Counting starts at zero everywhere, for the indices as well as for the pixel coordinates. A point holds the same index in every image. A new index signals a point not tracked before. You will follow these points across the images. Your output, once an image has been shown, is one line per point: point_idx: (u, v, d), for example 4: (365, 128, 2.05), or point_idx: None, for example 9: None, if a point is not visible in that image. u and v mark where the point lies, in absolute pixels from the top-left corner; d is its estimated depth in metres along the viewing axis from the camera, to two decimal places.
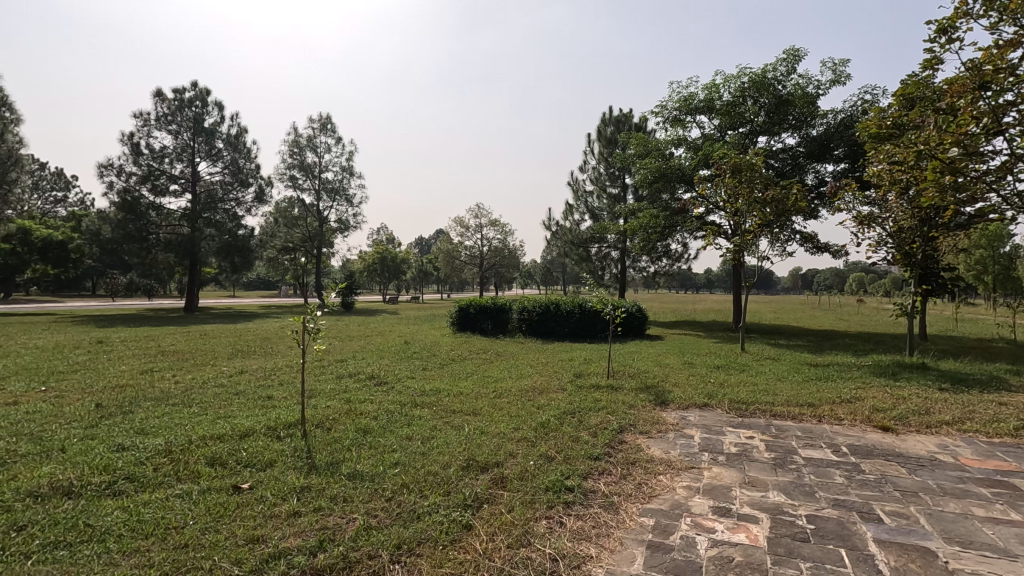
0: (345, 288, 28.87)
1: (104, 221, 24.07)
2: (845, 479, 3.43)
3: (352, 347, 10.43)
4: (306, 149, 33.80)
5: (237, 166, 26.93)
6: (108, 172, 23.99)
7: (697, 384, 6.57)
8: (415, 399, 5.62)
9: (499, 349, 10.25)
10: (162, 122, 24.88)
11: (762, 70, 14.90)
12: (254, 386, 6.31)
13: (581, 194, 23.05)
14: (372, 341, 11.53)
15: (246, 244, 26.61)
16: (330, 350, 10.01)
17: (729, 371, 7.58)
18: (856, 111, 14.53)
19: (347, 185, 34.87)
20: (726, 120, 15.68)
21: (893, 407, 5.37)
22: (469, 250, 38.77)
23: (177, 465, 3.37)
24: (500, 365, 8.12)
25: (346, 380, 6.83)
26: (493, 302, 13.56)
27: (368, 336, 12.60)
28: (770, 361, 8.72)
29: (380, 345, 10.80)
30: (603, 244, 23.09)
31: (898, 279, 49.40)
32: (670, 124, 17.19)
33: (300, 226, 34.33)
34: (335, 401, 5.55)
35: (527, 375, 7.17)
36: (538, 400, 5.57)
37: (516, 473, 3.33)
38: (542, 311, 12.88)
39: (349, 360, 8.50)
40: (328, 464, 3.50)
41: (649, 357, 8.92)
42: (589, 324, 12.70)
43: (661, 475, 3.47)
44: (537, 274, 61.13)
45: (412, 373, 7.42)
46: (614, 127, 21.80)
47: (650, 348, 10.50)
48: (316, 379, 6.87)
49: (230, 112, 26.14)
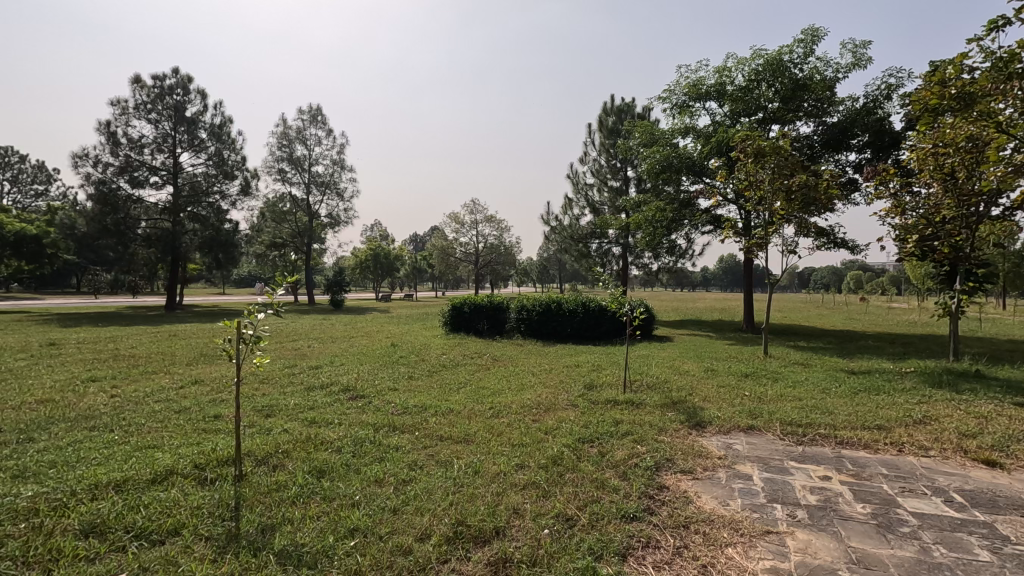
0: (335, 284, 27.77)
1: (79, 214, 22.83)
2: (993, 556, 2.40)
3: (332, 351, 9.38)
4: (295, 141, 32.60)
5: (221, 158, 25.74)
6: (83, 162, 22.74)
7: (732, 398, 5.55)
8: (392, 420, 4.58)
9: (495, 353, 9.24)
10: (141, 110, 23.69)
11: (778, 52, 13.90)
12: (203, 402, 5.23)
13: (581, 187, 22.01)
14: (355, 344, 10.48)
15: (230, 239, 25.43)
16: (307, 354, 8.95)
17: (761, 381, 6.58)
18: (878, 96, 13.49)
19: (338, 179, 33.71)
20: (738, 106, 14.65)
21: (981, 431, 4.36)
22: (465, 247, 37.76)
23: (28, 542, 2.31)
24: (495, 374, 7.10)
25: (316, 393, 5.78)
26: (490, 300, 12.55)
27: (353, 338, 11.49)
28: (803, 369, 7.71)
29: (363, 348, 9.74)
30: (604, 239, 22.08)
31: (897, 277, 48.79)
32: (677, 112, 16.16)
33: (289, 221, 33.18)
34: (294, 423, 4.50)
35: (529, 386, 6.15)
36: (544, 422, 4.53)
37: (525, 551, 2.31)
38: (542, 312, 11.86)
39: (325, 367, 7.45)
40: (259, 534, 2.47)
41: (666, 364, 7.93)
42: (595, 325, 11.73)
43: (729, 546, 2.45)
44: (532, 272, 60.13)
45: (395, 383, 6.38)
46: (616, 117, 20.82)
47: (663, 352, 9.50)
48: (282, 392, 5.82)
49: (213, 101, 25.00)
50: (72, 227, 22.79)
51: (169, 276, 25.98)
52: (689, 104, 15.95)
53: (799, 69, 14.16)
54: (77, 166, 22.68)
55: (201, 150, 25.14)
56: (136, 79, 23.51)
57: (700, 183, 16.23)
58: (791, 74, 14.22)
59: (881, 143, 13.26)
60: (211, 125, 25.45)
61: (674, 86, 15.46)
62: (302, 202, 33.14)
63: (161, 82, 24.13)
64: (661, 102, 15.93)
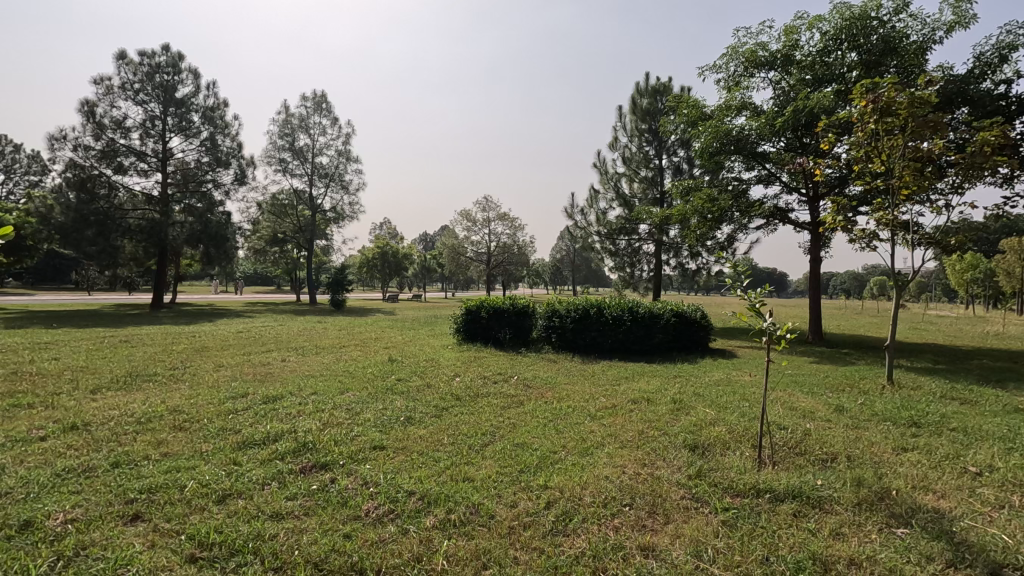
0: (336, 282, 25.66)
1: (54, 203, 20.62)
2: None
3: (311, 370, 7.13)
4: (298, 130, 30.62)
5: (214, 144, 23.58)
6: (60, 145, 20.65)
7: (961, 483, 3.18)
8: (357, 551, 2.29)
9: (524, 374, 6.92)
10: (126, 90, 21.64)
11: (863, 6, 11.44)
12: (35, 486, 2.94)
13: (610, 176, 19.71)
14: (342, 357, 8.21)
15: (222, 231, 23.06)
16: (273, 375, 6.68)
17: (950, 436, 4.23)
18: (990, 57, 10.91)
19: (344, 171, 31.73)
20: (809, 75, 12.19)
21: None
22: (476, 246, 35.58)
23: None
24: (537, 415, 4.79)
25: (248, 457, 3.49)
26: (512, 303, 10.24)
27: (344, 349, 9.22)
28: (973, 409, 5.35)
29: (352, 365, 7.48)
30: (635, 236, 19.64)
31: (927, 284, 46.09)
32: (731, 84, 13.68)
33: (291, 216, 31.13)
34: (162, 558, 2.21)
35: (597, 448, 3.81)
36: (669, 564, 2.22)
37: None
38: (581, 318, 9.53)
39: (287, 400, 5.17)
40: None
41: (772, 401, 5.60)
42: (644, 337, 9.41)
43: None
44: (544, 274, 57.96)
45: (385, 433, 4.11)
46: (650, 97, 18.52)
47: (746, 379, 7.17)
48: (199, 456, 3.55)
49: (206, 81, 22.97)
50: (47, 216, 20.47)
51: (156, 272, 23.82)
52: (743, 74, 13.47)
53: (886, 26, 11.43)
54: (54, 148, 20.60)
55: (193, 135, 23.05)
56: (121, 55, 21.48)
57: (756, 169, 13.75)
58: (877, 33, 11.51)
59: (990, 115, 10.68)
60: (204, 107, 23.33)
61: (728, 52, 12.97)
62: (304, 195, 31.15)
63: (149, 60, 22.13)
64: (712, 71, 13.38)
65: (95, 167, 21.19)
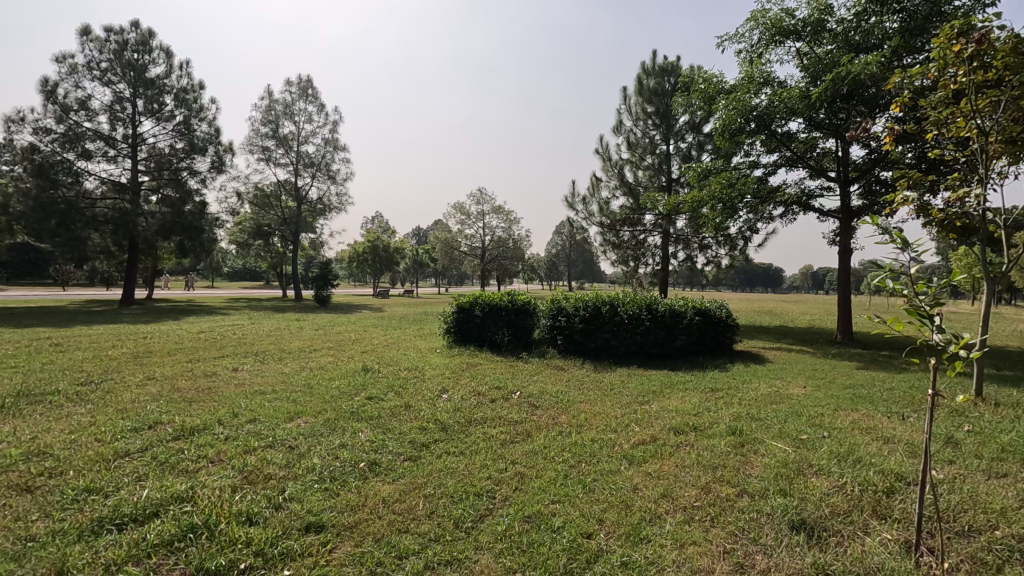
0: (323, 278, 24.30)
1: (12, 190, 18.98)
2: None
3: (264, 383, 5.74)
4: (282, 117, 29.05)
5: (188, 128, 21.99)
6: (17, 127, 19.00)
7: None
8: None
9: (529, 389, 5.58)
10: (90, 68, 19.99)
11: None
12: None
13: (612, 163, 18.36)
14: (308, 366, 6.85)
15: (197, 223, 21.53)
16: (212, 392, 5.28)
17: None
18: None
19: (331, 161, 30.23)
20: (843, 44, 10.79)
21: None
22: (470, 240, 34.26)
23: None
24: (552, 457, 3.47)
25: (93, 556, 2.12)
26: (510, 300, 8.90)
27: (313, 354, 7.86)
28: None
29: (318, 376, 6.11)
30: (640, 227, 18.27)
31: None
32: (753, 55, 12.26)
33: (275, 208, 29.65)
34: None
35: (650, 530, 2.46)
36: None
37: None
38: (591, 317, 8.20)
39: (211, 433, 3.79)
40: None
41: (849, 427, 4.33)
42: (664, 339, 8.09)
43: None
44: (539, 268, 56.89)
45: (331, 497, 2.77)
46: (657, 77, 17.16)
47: (799, 394, 5.89)
48: (11, 555, 2.15)
49: (179, 61, 21.41)
50: (5, 204, 18.82)
51: (128, 265, 22.30)
52: (766, 46, 12.13)
53: None
54: (12, 131, 18.94)
55: (166, 119, 21.48)
56: (84, 30, 19.83)
57: (780, 151, 12.38)
58: None
59: None
60: (178, 89, 21.72)
61: (751, 18, 11.58)
62: (289, 186, 29.62)
63: (117, 37, 20.50)
64: (733, 42, 11.98)
65: (58, 152, 19.58)
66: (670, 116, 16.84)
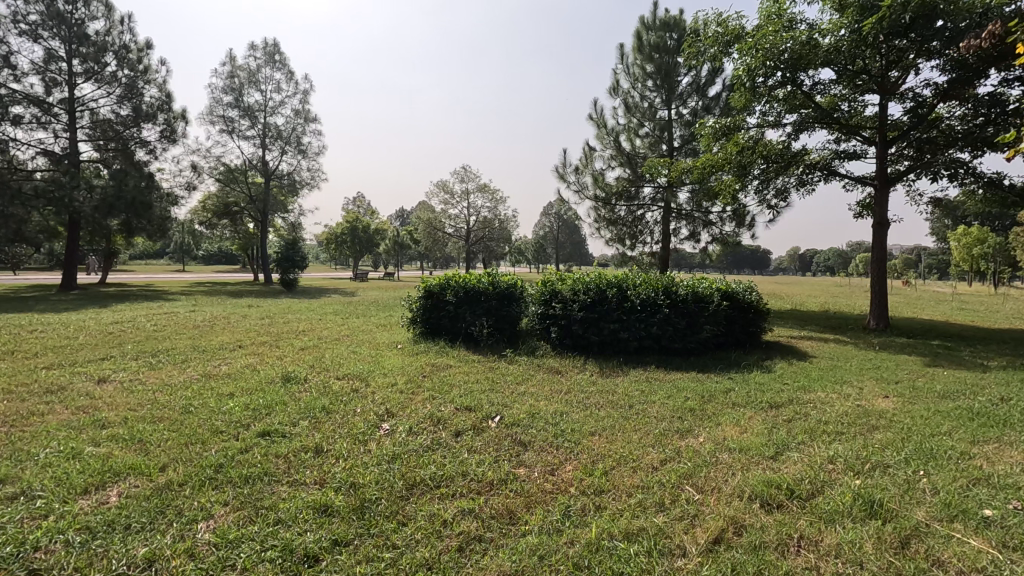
0: (289, 260, 22.25)
1: None
2: None
3: (126, 405, 3.88)
4: (247, 86, 26.60)
5: (134, 91, 19.63)
6: None
7: None
8: None
9: (513, 411, 3.81)
10: (15, 21, 17.52)
11: None
12: None
13: (608, 130, 16.47)
14: (214, 372, 5.03)
15: (145, 198, 19.19)
16: (25, 422, 3.43)
17: None
18: None
19: (302, 134, 27.97)
20: None
21: None
22: (453, 220, 32.18)
23: None
24: None
25: None
26: (491, 282, 7.09)
27: (232, 354, 6.02)
28: None
29: (213, 391, 4.28)
30: (637, 202, 16.46)
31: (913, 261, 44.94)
32: None
33: (241, 184, 27.29)
34: None
35: None
36: None
37: None
38: (594, 303, 6.43)
39: None
40: None
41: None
42: (685, 331, 6.35)
43: None
44: (527, 252, 55.22)
45: None
46: (659, 31, 15.21)
47: (892, 410, 4.18)
48: None
49: (121, 15, 19.04)
50: None
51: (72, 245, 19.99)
52: None
53: None
54: None
55: (108, 81, 19.13)
56: None
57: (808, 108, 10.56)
58: None
59: None
60: (121, 48, 19.35)
61: None
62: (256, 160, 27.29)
63: None
64: None
65: None
66: (672, 74, 14.97)
